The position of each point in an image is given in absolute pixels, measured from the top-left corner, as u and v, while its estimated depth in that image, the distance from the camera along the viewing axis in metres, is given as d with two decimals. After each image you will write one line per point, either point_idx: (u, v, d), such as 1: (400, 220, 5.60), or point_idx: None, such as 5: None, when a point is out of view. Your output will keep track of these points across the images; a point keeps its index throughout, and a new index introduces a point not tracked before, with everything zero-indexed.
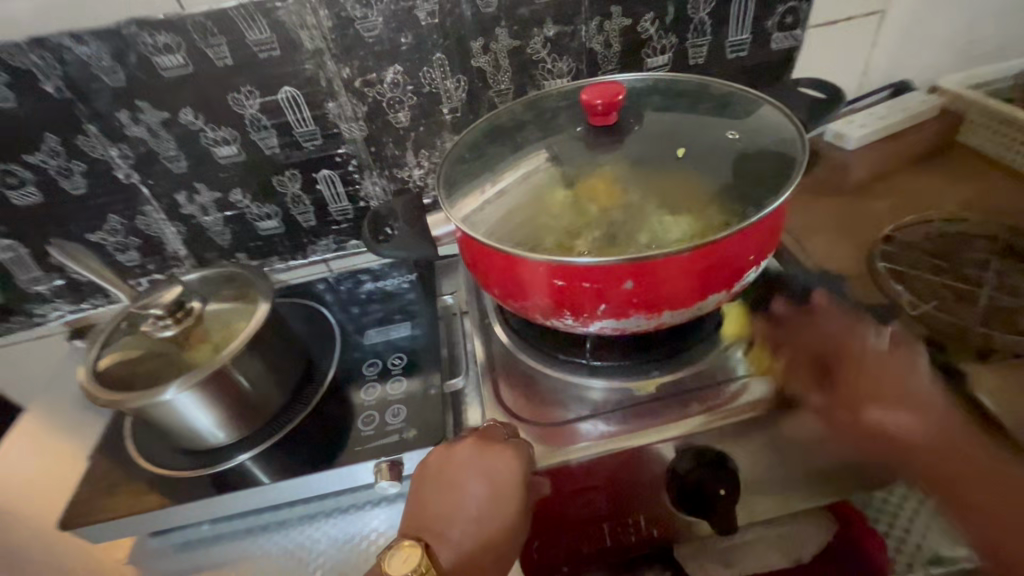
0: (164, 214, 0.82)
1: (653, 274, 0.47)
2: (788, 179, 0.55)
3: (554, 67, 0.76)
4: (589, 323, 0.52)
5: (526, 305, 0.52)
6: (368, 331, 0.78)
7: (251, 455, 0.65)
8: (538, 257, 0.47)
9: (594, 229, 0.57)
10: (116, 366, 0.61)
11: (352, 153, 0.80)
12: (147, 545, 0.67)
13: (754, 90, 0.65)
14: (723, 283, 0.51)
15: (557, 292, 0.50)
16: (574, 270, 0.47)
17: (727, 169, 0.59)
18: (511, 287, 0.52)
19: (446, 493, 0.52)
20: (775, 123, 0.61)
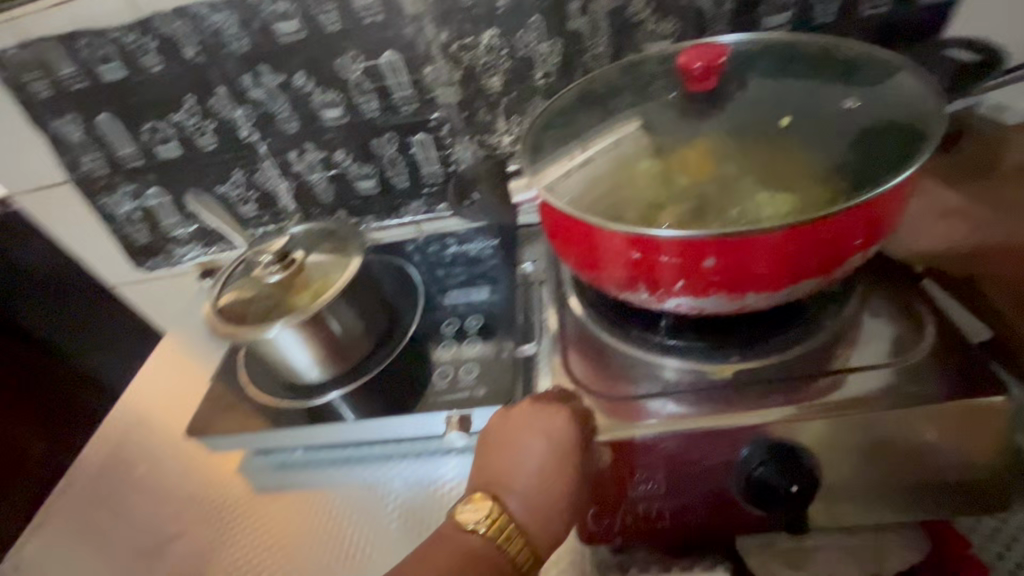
0: (278, 171, 0.90)
1: (737, 252, 0.45)
2: (912, 152, 0.48)
3: (656, 29, 0.72)
4: (664, 300, 0.50)
5: (601, 275, 0.51)
6: (448, 292, 0.82)
7: (338, 395, 0.71)
8: (619, 228, 0.46)
9: (683, 203, 0.54)
10: (231, 303, 0.70)
11: (446, 117, 0.82)
12: (253, 461, 0.76)
13: (887, 52, 0.57)
14: (820, 268, 0.47)
15: (632, 264, 0.48)
16: (653, 241, 0.46)
17: (843, 144, 0.52)
18: (588, 256, 0.51)
19: (504, 451, 0.54)
20: (907, 92, 0.53)
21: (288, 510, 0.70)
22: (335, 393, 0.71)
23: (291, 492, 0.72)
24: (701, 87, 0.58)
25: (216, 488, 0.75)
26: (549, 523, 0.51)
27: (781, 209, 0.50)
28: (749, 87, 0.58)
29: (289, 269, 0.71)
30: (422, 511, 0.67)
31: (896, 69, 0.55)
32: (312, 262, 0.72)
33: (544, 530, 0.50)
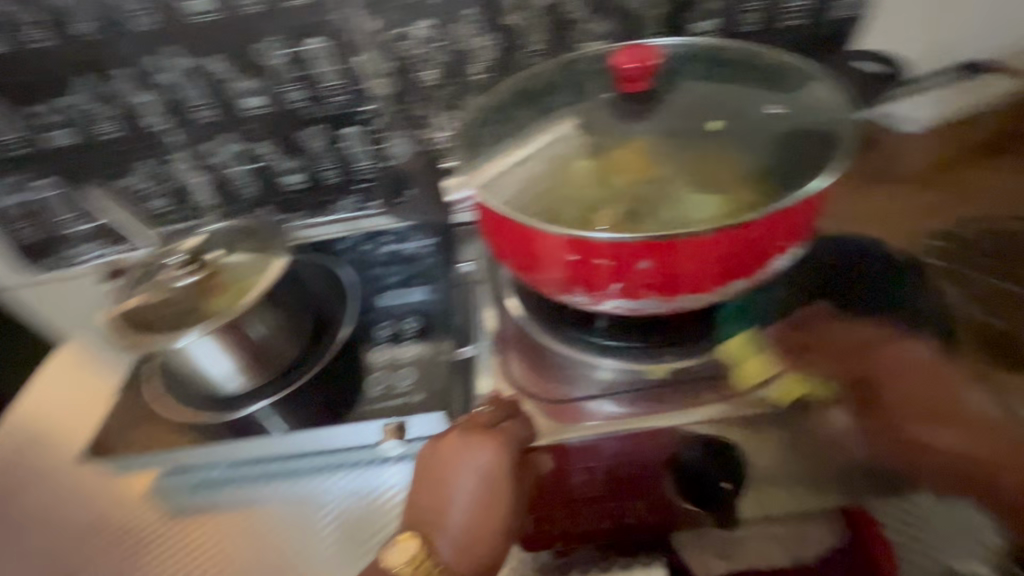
0: (190, 164, 0.82)
1: (671, 254, 0.46)
2: (828, 164, 0.51)
3: (590, 29, 0.72)
4: (603, 303, 0.50)
5: (540, 278, 0.51)
6: (382, 293, 0.78)
7: (263, 406, 0.66)
8: (557, 231, 0.45)
9: (619, 207, 0.54)
10: (134, 312, 0.62)
11: (378, 110, 0.78)
12: (166, 483, 0.69)
13: (810, 62, 0.59)
14: (749, 269, 0.48)
15: (570, 268, 0.48)
16: (593, 245, 0.45)
17: (769, 150, 0.54)
18: (526, 259, 0.50)
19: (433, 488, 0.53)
20: (824, 97, 0.55)
21: (208, 538, 0.65)
22: (258, 404, 0.66)
23: (211, 516, 0.66)
24: (634, 90, 0.58)
25: (123, 516, 0.68)
26: (476, 560, 0.51)
27: (710, 212, 0.52)
28: (682, 91, 0.59)
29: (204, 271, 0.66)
30: (357, 526, 0.64)
31: (815, 76, 0.57)
32: (230, 263, 0.67)
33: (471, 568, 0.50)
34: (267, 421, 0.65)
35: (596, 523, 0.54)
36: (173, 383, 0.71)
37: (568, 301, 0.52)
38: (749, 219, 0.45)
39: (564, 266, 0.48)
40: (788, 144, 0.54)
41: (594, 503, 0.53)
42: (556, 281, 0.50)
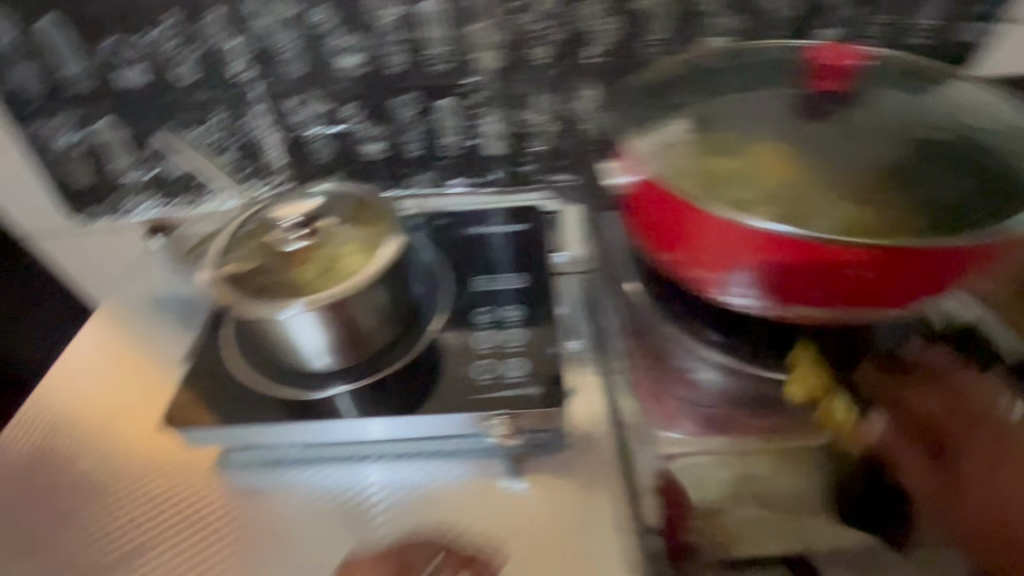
0: (270, 119, 0.77)
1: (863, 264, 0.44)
2: (996, 180, 0.49)
3: (719, 24, 0.69)
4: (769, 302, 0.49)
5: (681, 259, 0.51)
6: (473, 278, 0.72)
7: (350, 387, 0.63)
8: (719, 214, 0.46)
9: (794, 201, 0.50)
10: (239, 271, 0.59)
11: (481, 84, 0.74)
12: (231, 458, 0.64)
13: (951, 69, 0.58)
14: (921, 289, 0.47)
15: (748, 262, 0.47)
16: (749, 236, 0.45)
17: (947, 160, 0.52)
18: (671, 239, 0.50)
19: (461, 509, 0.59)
20: (974, 107, 0.55)
21: (277, 523, 0.60)
22: (349, 386, 0.63)
23: (280, 498, 0.62)
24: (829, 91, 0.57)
25: (186, 489, 0.63)
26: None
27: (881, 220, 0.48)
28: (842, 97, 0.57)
29: (316, 238, 0.61)
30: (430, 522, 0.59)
31: (964, 87, 0.56)
32: (343, 232, 0.62)
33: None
34: (360, 402, 0.62)
35: None
36: (252, 353, 0.67)
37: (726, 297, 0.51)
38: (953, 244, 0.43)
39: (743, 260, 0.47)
40: (947, 152, 0.52)
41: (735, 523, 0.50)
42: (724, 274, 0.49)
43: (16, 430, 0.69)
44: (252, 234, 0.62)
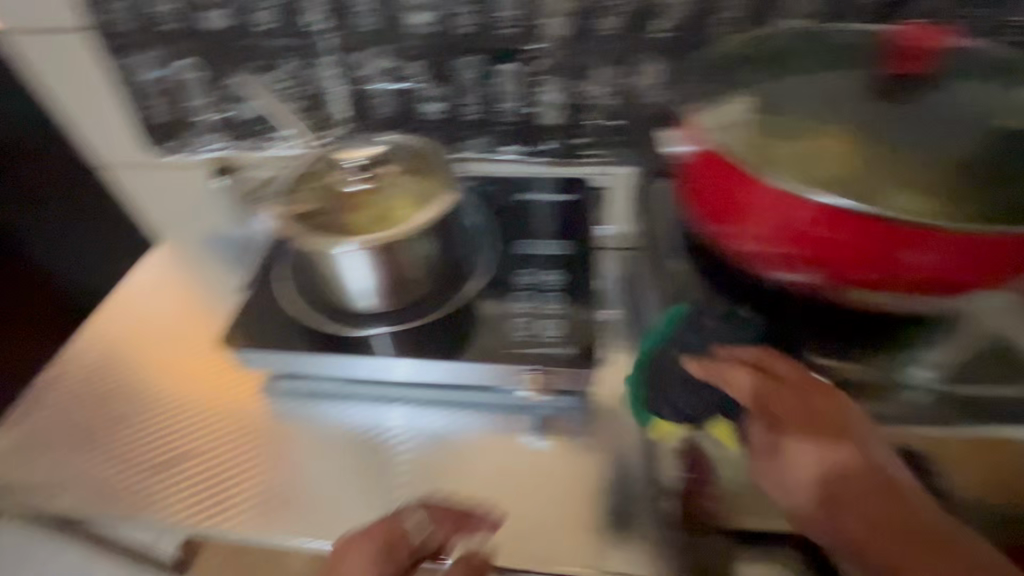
0: (337, 71, 0.80)
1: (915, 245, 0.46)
2: None
3: (793, 6, 0.68)
4: (804, 271, 0.52)
5: (727, 232, 0.55)
6: (515, 241, 0.75)
7: (393, 329, 0.65)
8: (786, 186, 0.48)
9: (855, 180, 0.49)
10: (312, 203, 0.62)
11: (544, 52, 0.75)
12: (277, 386, 0.69)
13: None
14: (970, 276, 0.48)
15: (801, 234, 0.50)
16: (809, 211, 0.48)
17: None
18: (716, 207, 0.55)
19: (434, 463, 0.63)
20: None
21: (320, 451, 0.64)
22: (390, 327, 0.65)
23: (325, 428, 0.66)
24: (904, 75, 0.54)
25: (235, 413, 0.67)
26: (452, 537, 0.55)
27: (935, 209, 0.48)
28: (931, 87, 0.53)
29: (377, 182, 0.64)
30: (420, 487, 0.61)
31: None
32: (398, 181, 0.65)
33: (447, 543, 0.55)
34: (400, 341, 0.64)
35: None
36: (304, 286, 0.70)
37: (767, 267, 0.54)
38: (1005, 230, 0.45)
39: (797, 231, 0.50)
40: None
41: None
42: (771, 244, 0.52)
43: (64, 356, 0.73)
44: (316, 174, 0.64)
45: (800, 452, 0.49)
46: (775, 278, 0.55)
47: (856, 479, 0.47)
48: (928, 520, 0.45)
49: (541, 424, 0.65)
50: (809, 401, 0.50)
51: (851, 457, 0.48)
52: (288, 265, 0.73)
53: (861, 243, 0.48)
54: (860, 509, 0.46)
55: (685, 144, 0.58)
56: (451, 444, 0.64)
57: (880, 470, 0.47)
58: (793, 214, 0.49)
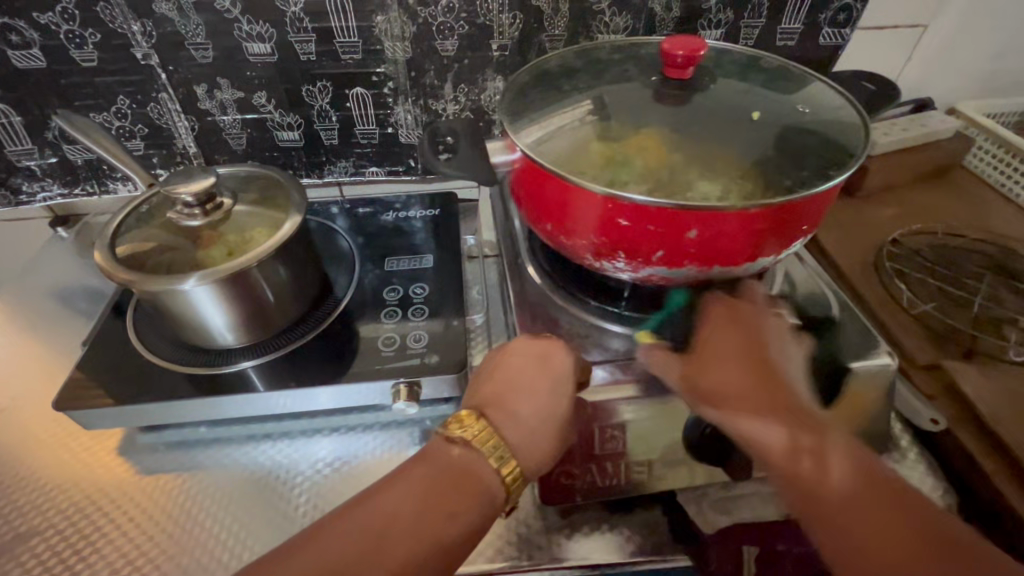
0: (179, 105, 0.77)
1: (720, 225, 0.47)
2: (835, 160, 0.55)
3: (611, 21, 0.75)
4: (639, 269, 0.51)
5: (549, 230, 0.54)
6: (386, 260, 0.75)
7: (257, 361, 0.64)
8: (590, 189, 0.48)
9: (658, 176, 0.56)
10: (146, 243, 0.58)
11: (391, 75, 0.77)
12: (136, 441, 0.65)
13: (812, 74, 0.65)
14: (767, 250, 0.50)
15: (617, 232, 0.49)
16: (618, 210, 0.48)
17: (790, 140, 0.58)
18: (534, 208, 0.54)
19: (330, 488, 0.61)
20: (816, 97, 0.62)
21: (184, 501, 0.60)
22: (256, 361, 0.64)
23: (191, 476, 0.63)
24: (678, 78, 0.63)
25: (87, 479, 0.62)
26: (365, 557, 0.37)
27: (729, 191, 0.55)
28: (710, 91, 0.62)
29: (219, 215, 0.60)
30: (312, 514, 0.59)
31: (822, 88, 0.63)
32: (240, 213, 0.61)
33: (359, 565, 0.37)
34: (265, 373, 0.63)
35: (612, 483, 0.52)
36: (162, 330, 0.67)
37: (602, 264, 0.53)
38: (790, 200, 0.46)
39: (612, 229, 0.49)
40: (798, 136, 0.58)
41: (611, 463, 0.52)
42: (597, 242, 0.51)
43: None
44: (154, 214, 0.61)
45: (734, 405, 0.43)
46: (601, 269, 0.54)
47: (846, 473, 0.38)
48: (833, 477, 0.38)
49: (423, 435, 0.66)
50: (739, 335, 0.47)
51: (785, 411, 0.41)
52: (126, 324, 0.68)
53: (673, 230, 0.47)
54: (821, 473, 0.38)
55: (500, 150, 0.56)
56: (346, 469, 0.63)
57: (841, 433, 0.41)
58: (604, 212, 0.49)
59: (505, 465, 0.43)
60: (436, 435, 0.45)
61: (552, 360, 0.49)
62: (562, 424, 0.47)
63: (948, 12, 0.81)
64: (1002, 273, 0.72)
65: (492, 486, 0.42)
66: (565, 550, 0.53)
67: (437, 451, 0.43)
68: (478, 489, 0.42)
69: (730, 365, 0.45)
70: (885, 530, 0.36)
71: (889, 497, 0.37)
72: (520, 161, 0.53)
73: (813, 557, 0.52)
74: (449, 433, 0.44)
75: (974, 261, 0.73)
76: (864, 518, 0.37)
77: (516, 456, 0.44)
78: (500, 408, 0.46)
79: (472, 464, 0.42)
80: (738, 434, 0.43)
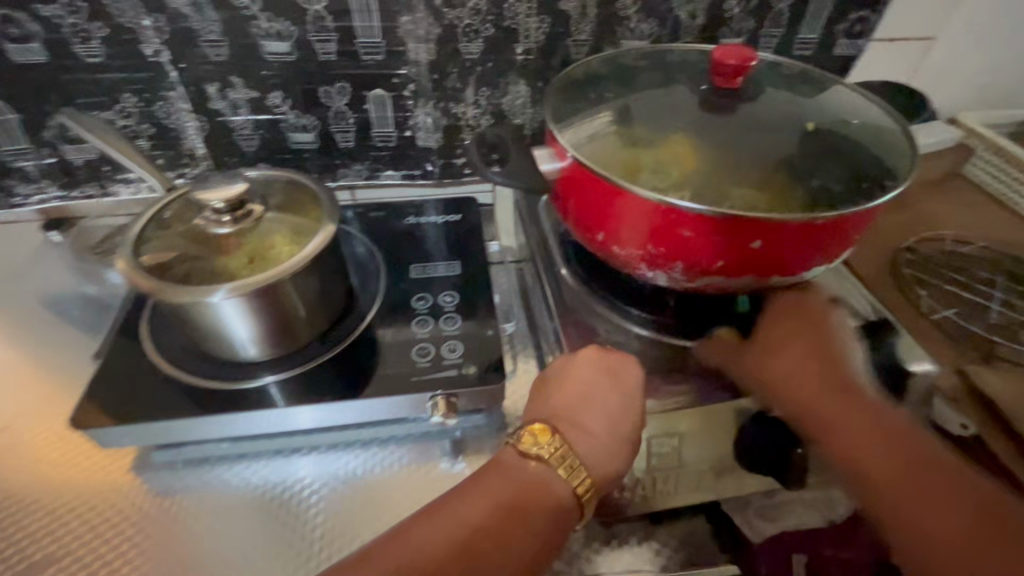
0: (189, 104, 0.73)
1: (781, 237, 0.46)
2: (870, 169, 0.55)
3: (636, 28, 0.75)
4: (693, 279, 0.51)
5: (600, 239, 0.53)
6: (411, 267, 0.72)
7: (281, 377, 0.61)
8: (649, 198, 0.47)
9: (709, 181, 0.55)
10: (169, 252, 0.55)
11: (413, 76, 0.75)
12: (153, 457, 0.61)
13: (834, 77, 0.65)
14: (822, 262, 0.49)
15: (674, 242, 0.48)
16: (676, 221, 0.47)
17: (842, 143, 0.58)
18: (585, 217, 0.53)
19: (362, 507, 0.59)
20: (845, 102, 0.62)
21: (211, 521, 0.57)
22: (280, 375, 0.61)
23: (217, 494, 0.59)
24: (726, 88, 0.61)
25: (101, 498, 0.58)
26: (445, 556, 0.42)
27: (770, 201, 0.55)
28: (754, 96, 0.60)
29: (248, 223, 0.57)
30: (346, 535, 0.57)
31: (849, 92, 0.63)
32: (269, 221, 0.58)
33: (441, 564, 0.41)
34: (291, 387, 0.60)
35: (660, 493, 0.52)
36: (179, 342, 0.64)
37: (652, 274, 0.52)
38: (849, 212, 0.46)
39: (669, 239, 0.48)
40: (830, 142, 0.58)
41: (660, 474, 0.51)
42: (651, 251, 0.50)
43: None
44: (175, 220, 0.58)
45: (806, 394, 0.50)
46: (654, 280, 0.53)
47: (883, 451, 0.47)
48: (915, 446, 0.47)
49: (455, 447, 0.63)
50: (814, 333, 0.53)
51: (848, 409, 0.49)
52: (142, 335, 0.65)
53: (733, 242, 0.47)
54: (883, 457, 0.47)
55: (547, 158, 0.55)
56: (379, 486, 0.60)
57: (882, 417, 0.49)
58: (661, 222, 0.48)
59: (573, 474, 0.46)
60: (504, 443, 0.48)
61: (621, 377, 0.50)
62: (632, 433, 0.48)
63: (954, 26, 0.84)
64: (1014, 279, 0.74)
65: (561, 491, 0.45)
66: (614, 563, 0.52)
67: (508, 464, 0.46)
68: (547, 494, 0.45)
69: (799, 358, 0.52)
70: (921, 495, 0.45)
71: (938, 472, 0.45)
72: (570, 168, 0.52)
73: (857, 556, 0.52)
74: (520, 444, 0.47)
75: (986, 268, 0.75)
76: (911, 491, 0.45)
77: (584, 462, 0.46)
78: (569, 420, 0.48)
79: (542, 470, 0.46)
80: (803, 421, 0.50)
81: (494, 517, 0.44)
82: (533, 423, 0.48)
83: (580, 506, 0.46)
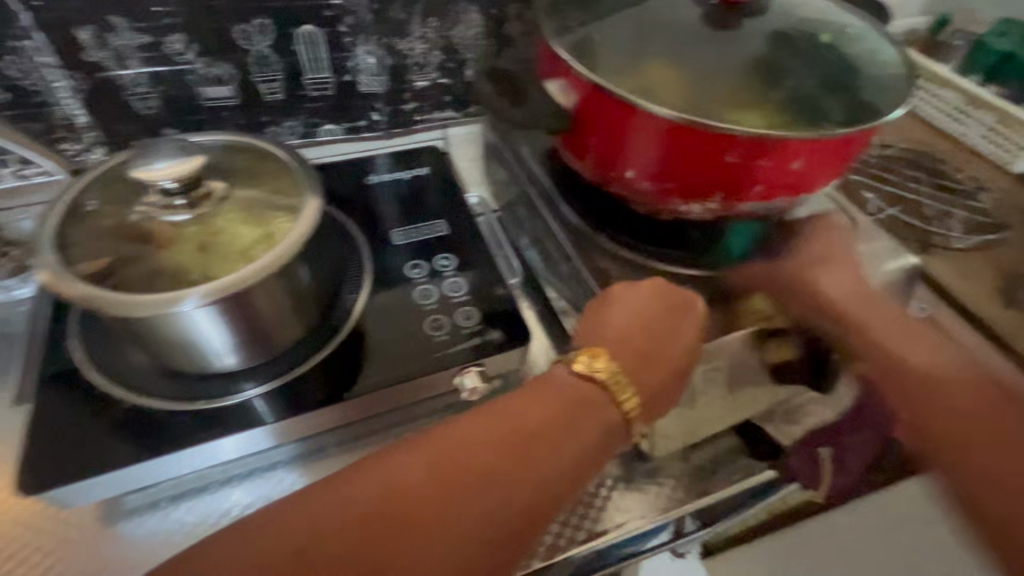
0: (54, 58, 0.57)
1: (815, 153, 0.47)
2: (850, 73, 0.53)
3: None
4: (728, 207, 0.50)
5: (629, 176, 0.50)
6: (392, 232, 0.64)
7: (266, 388, 0.52)
8: (693, 122, 0.44)
9: (728, 99, 0.51)
10: (107, 253, 0.43)
11: (349, 7, 0.64)
12: (127, 503, 0.50)
13: None
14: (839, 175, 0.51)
15: (716, 168, 0.47)
16: (718, 144, 0.45)
17: (838, 47, 0.56)
18: (612, 153, 0.50)
19: None
20: (805, 0, 0.59)
21: None
22: (274, 382, 0.52)
23: (190, 538, 0.48)
24: (733, 1, 0.56)
25: (69, 560, 0.47)
26: (498, 471, 0.39)
27: (773, 114, 0.51)
28: (753, 5, 0.57)
29: (206, 205, 0.46)
30: None
31: None
32: (236, 198, 0.47)
33: (495, 476, 0.39)
34: (295, 393, 0.52)
35: (699, 418, 0.54)
36: (129, 361, 0.52)
37: (686, 206, 0.51)
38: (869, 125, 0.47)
39: (712, 166, 0.46)
40: (804, 47, 0.55)
41: (701, 402, 0.53)
42: (689, 181, 0.48)
43: None
44: (102, 211, 0.46)
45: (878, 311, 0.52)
46: (686, 212, 0.52)
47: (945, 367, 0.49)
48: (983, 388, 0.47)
49: None
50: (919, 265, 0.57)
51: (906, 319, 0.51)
52: (77, 361, 0.52)
53: (777, 161, 0.46)
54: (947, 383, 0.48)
55: (564, 90, 0.51)
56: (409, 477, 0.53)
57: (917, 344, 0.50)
58: (704, 147, 0.46)
59: (624, 397, 0.44)
60: (558, 363, 0.46)
61: (681, 312, 0.48)
62: (688, 371, 0.47)
63: None
64: (930, 173, 0.84)
65: (610, 409, 0.43)
66: (665, 492, 0.53)
67: (561, 384, 0.44)
68: (602, 413, 0.43)
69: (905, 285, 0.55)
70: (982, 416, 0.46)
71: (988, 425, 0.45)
72: (597, 94, 0.48)
73: (871, 437, 0.57)
74: (574, 364, 0.45)
75: (909, 167, 0.84)
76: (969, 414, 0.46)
77: (638, 391, 0.45)
78: (627, 348, 0.46)
79: (593, 389, 0.43)
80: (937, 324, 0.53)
81: (552, 431, 0.41)
82: (587, 347, 0.46)
83: (628, 428, 0.44)
